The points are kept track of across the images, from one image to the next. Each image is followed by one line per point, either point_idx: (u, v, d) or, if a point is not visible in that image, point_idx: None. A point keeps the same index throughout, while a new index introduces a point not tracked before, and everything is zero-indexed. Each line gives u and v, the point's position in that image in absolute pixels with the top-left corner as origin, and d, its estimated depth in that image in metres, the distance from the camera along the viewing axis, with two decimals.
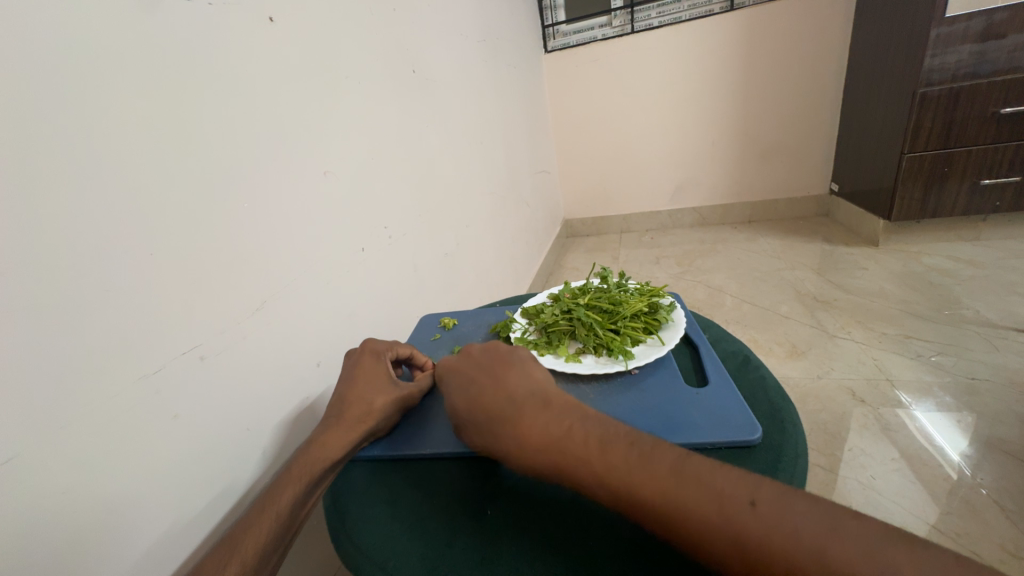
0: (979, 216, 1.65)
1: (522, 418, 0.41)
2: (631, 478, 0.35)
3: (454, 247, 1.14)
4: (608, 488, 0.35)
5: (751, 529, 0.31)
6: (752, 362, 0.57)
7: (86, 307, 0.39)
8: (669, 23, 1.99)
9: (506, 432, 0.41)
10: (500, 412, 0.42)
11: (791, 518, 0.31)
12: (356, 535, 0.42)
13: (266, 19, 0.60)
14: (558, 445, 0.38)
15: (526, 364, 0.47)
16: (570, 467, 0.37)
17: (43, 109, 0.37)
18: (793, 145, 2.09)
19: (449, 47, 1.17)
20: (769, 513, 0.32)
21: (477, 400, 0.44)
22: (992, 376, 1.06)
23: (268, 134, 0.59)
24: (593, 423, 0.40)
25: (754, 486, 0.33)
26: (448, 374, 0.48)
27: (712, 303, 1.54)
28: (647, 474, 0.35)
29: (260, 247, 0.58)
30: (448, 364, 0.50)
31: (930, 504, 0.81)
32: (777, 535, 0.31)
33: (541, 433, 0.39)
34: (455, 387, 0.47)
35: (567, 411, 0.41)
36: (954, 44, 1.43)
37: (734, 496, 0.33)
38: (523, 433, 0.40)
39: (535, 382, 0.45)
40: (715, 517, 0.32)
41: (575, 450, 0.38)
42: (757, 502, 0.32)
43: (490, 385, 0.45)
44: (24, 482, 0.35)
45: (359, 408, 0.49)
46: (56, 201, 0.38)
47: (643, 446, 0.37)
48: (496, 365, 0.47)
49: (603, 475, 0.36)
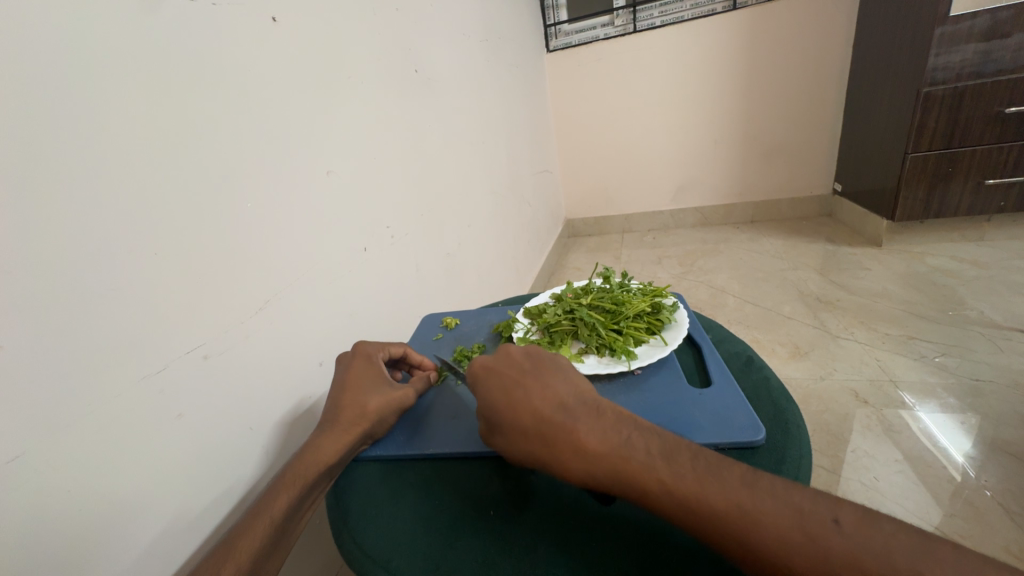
0: (983, 217, 1.64)
1: (580, 425, 0.40)
2: (704, 488, 0.34)
3: (456, 247, 1.14)
4: (678, 499, 0.35)
5: (837, 546, 0.31)
6: (755, 362, 0.57)
7: (89, 307, 0.40)
8: (672, 22, 1.99)
9: (562, 438, 0.40)
10: (553, 417, 0.41)
11: (874, 534, 0.31)
12: (358, 534, 0.42)
13: (270, 18, 0.60)
14: (620, 453, 0.38)
15: (570, 372, 0.47)
16: (635, 476, 0.36)
17: (46, 109, 0.37)
18: (795, 145, 2.08)
19: (451, 46, 1.17)
20: (852, 529, 0.31)
21: (527, 405, 0.42)
22: (997, 377, 1.05)
23: (271, 133, 0.59)
24: (650, 433, 0.39)
25: (830, 503, 0.33)
26: (486, 376, 0.46)
27: (714, 304, 1.54)
28: (720, 486, 0.34)
29: (263, 247, 0.58)
30: (485, 364, 0.47)
31: (934, 506, 0.81)
32: (864, 552, 0.30)
33: (601, 442, 0.39)
34: (498, 391, 0.45)
35: (621, 421, 0.41)
36: (959, 44, 1.42)
37: (814, 513, 0.32)
38: (584, 441, 0.39)
39: (582, 390, 0.44)
40: (799, 533, 0.32)
41: (639, 460, 0.37)
42: (837, 518, 0.32)
43: (540, 391, 0.43)
44: (29, 482, 0.35)
45: (353, 411, 0.49)
46: (61, 201, 0.38)
47: (706, 457, 0.37)
48: (541, 371, 0.46)
49: (671, 487, 0.35)
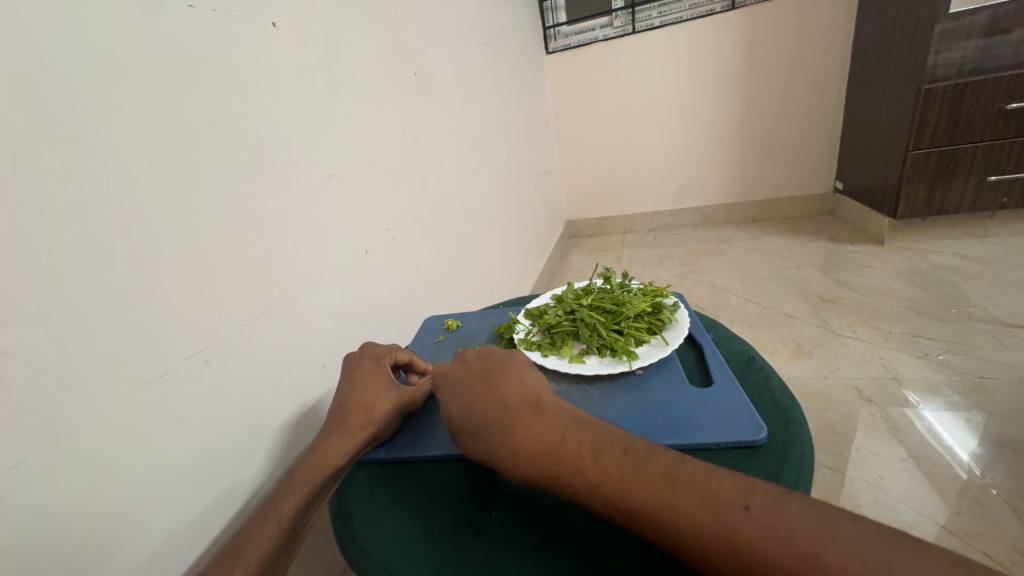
0: (986, 213, 1.63)
1: (516, 425, 0.41)
2: (626, 484, 0.34)
3: (457, 249, 1.14)
4: (603, 496, 0.35)
5: (746, 537, 0.30)
6: (757, 361, 0.57)
7: (93, 312, 0.40)
8: (671, 22, 1.99)
9: (500, 439, 0.40)
10: (494, 418, 0.42)
11: (783, 521, 0.31)
12: (361, 537, 0.42)
13: (269, 25, 0.60)
14: (551, 453, 0.38)
15: (519, 370, 0.47)
16: (562, 474, 0.37)
17: (48, 115, 0.37)
18: (796, 143, 2.08)
19: (451, 49, 1.17)
20: (763, 516, 0.31)
21: (471, 407, 0.44)
22: (1002, 375, 1.05)
23: (271, 137, 0.60)
24: (586, 430, 0.39)
25: (749, 491, 0.33)
26: (443, 381, 0.48)
27: (716, 303, 1.54)
28: (642, 481, 0.34)
29: (265, 251, 0.58)
30: (444, 371, 0.49)
31: (939, 504, 0.81)
32: (771, 541, 0.30)
33: (535, 441, 0.39)
34: (450, 395, 0.46)
35: (560, 418, 0.41)
36: (959, 40, 1.42)
37: (729, 502, 0.32)
38: (518, 441, 0.39)
39: (528, 388, 0.44)
40: (711, 525, 0.31)
41: (567, 458, 0.37)
42: (750, 505, 0.32)
43: (484, 393, 0.44)
44: (31, 486, 0.36)
45: (360, 415, 0.49)
46: (62, 207, 0.38)
47: (637, 452, 0.37)
48: (489, 372, 0.46)
49: (597, 484, 0.35)
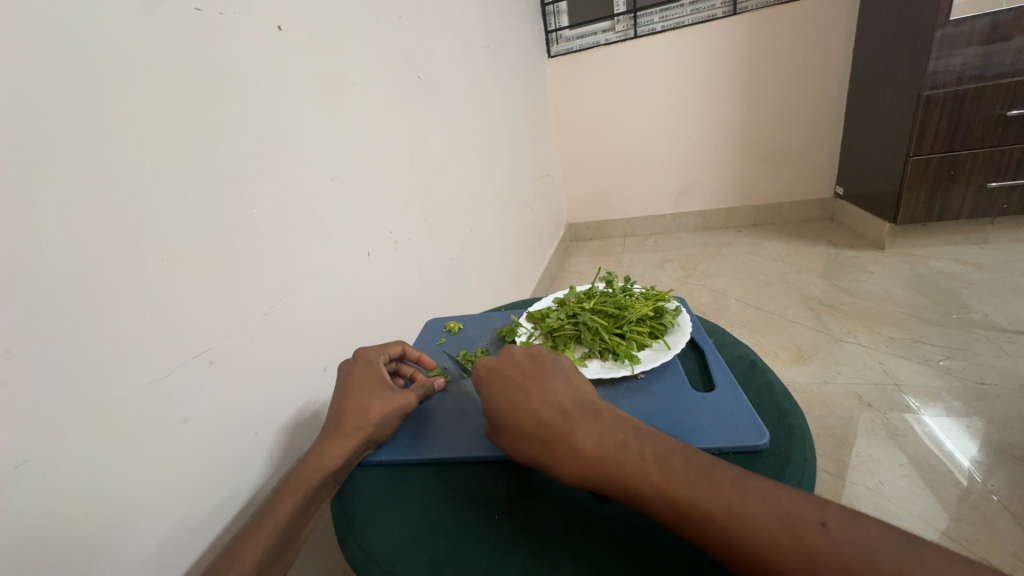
0: (986, 219, 1.64)
1: (576, 428, 0.40)
2: (693, 490, 0.35)
3: (458, 251, 1.14)
4: (669, 502, 0.35)
5: (825, 551, 0.30)
6: (759, 366, 0.57)
7: (95, 312, 0.40)
8: (672, 27, 2.00)
9: (559, 441, 0.40)
10: (551, 419, 0.41)
11: (862, 539, 0.31)
12: (362, 538, 0.42)
13: (274, 27, 0.61)
14: (615, 456, 0.38)
15: (569, 374, 0.47)
16: (627, 478, 0.37)
17: (54, 117, 0.38)
18: (797, 149, 2.09)
19: (453, 52, 1.18)
20: (840, 533, 0.31)
21: (527, 408, 0.43)
22: (1002, 381, 1.05)
23: (276, 139, 0.60)
24: (647, 437, 0.39)
25: (821, 506, 0.33)
26: (489, 378, 0.46)
27: (717, 307, 1.54)
28: (710, 487, 0.34)
29: (267, 252, 0.58)
30: (488, 364, 0.48)
31: (939, 511, 0.81)
32: (852, 556, 0.30)
33: (597, 446, 0.39)
34: (501, 392, 0.45)
35: (618, 424, 0.41)
36: (959, 47, 1.43)
37: (802, 516, 0.32)
38: (579, 444, 0.39)
39: (582, 394, 0.44)
40: (785, 536, 0.32)
41: (632, 464, 0.37)
42: (826, 522, 0.32)
43: (538, 393, 0.44)
44: (30, 487, 0.35)
45: (356, 417, 0.49)
46: (66, 208, 0.38)
47: (700, 461, 0.37)
48: (542, 373, 0.46)
49: (663, 490, 0.35)
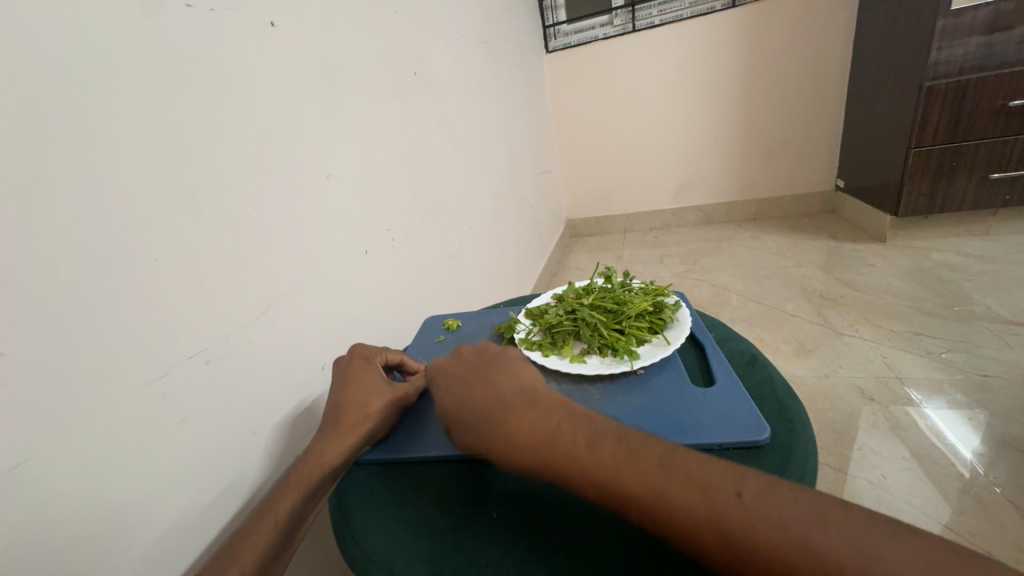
0: (988, 211, 1.62)
1: (511, 417, 0.40)
2: (622, 473, 0.35)
3: (457, 249, 1.14)
4: (599, 484, 0.35)
5: (740, 522, 0.31)
6: (759, 361, 0.57)
7: (92, 313, 0.40)
8: (671, 20, 1.98)
9: (495, 430, 0.40)
10: (490, 411, 0.42)
11: (773, 507, 0.31)
12: (361, 538, 0.42)
13: (269, 24, 0.60)
14: (547, 442, 0.38)
15: (515, 363, 0.46)
16: (558, 463, 0.37)
17: (46, 114, 0.37)
18: (797, 142, 2.07)
19: (450, 48, 1.17)
20: (754, 503, 0.32)
21: (466, 400, 0.43)
22: (1004, 373, 1.04)
23: (270, 136, 0.60)
24: (581, 420, 0.39)
25: (740, 478, 0.33)
26: (438, 376, 0.48)
27: (717, 302, 1.54)
28: (636, 468, 0.35)
29: (264, 251, 0.58)
30: (438, 365, 0.49)
31: (942, 504, 0.80)
32: (763, 525, 0.30)
33: (532, 432, 0.39)
34: (444, 387, 0.46)
35: (554, 409, 0.41)
36: (961, 37, 1.41)
37: (721, 488, 0.33)
38: (513, 431, 0.39)
39: (523, 381, 0.44)
40: (705, 512, 0.32)
41: (563, 448, 0.37)
42: (742, 493, 0.32)
43: (478, 385, 0.44)
44: (27, 489, 0.35)
45: (356, 412, 0.49)
46: (60, 208, 0.38)
47: (630, 442, 0.37)
48: (486, 366, 0.46)
49: (594, 474, 0.35)
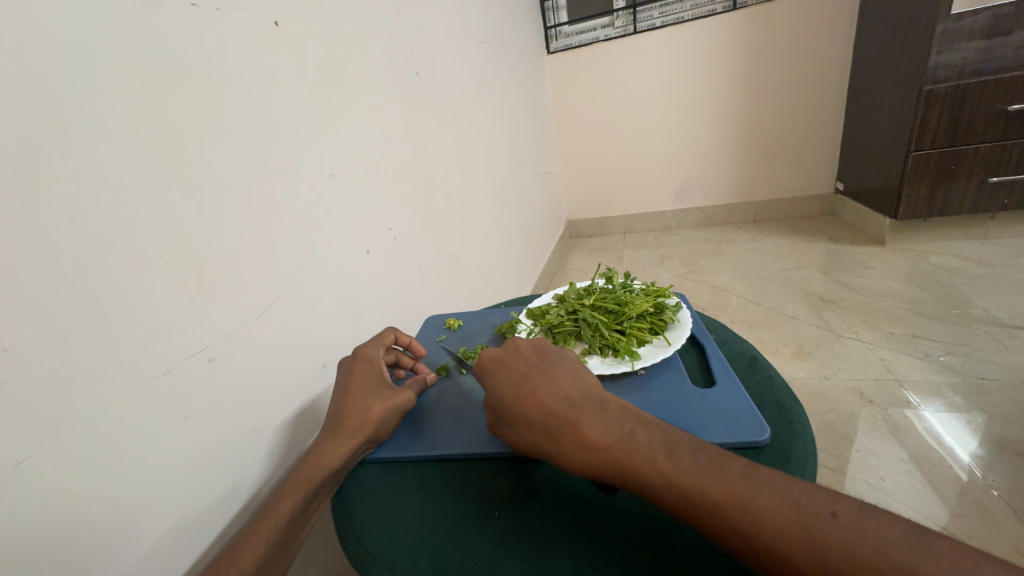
0: (987, 214, 1.63)
1: (583, 419, 0.40)
2: (703, 480, 0.34)
3: (458, 249, 1.14)
4: (676, 491, 0.35)
5: (835, 540, 0.30)
6: (759, 362, 0.57)
7: (96, 310, 0.40)
8: (672, 22, 1.99)
9: (566, 431, 0.40)
10: (559, 410, 0.41)
11: (871, 528, 0.31)
12: (363, 535, 0.42)
13: (272, 23, 0.61)
14: (623, 446, 0.38)
15: (577, 366, 0.46)
16: (635, 467, 0.37)
17: (49, 113, 0.37)
18: (797, 144, 2.08)
19: (452, 49, 1.17)
20: (849, 524, 0.31)
21: (534, 397, 0.43)
22: (1002, 376, 1.05)
23: (272, 135, 0.60)
24: (655, 427, 0.39)
25: (830, 497, 0.33)
26: (494, 368, 0.46)
27: (717, 304, 1.54)
28: (719, 478, 0.34)
29: (267, 249, 0.58)
30: (493, 356, 0.47)
31: (941, 506, 0.81)
32: (861, 544, 0.30)
33: (605, 435, 0.39)
34: (506, 380, 0.45)
35: (626, 415, 0.41)
36: (960, 41, 1.42)
37: (812, 505, 0.32)
38: (586, 432, 0.39)
39: (589, 385, 0.44)
40: (795, 526, 0.31)
41: (639, 453, 0.37)
42: (836, 512, 0.32)
43: (545, 384, 0.44)
44: (29, 487, 0.35)
45: (356, 416, 0.49)
46: (63, 205, 0.38)
47: (708, 452, 0.37)
48: (548, 364, 0.46)
49: (672, 478, 0.35)
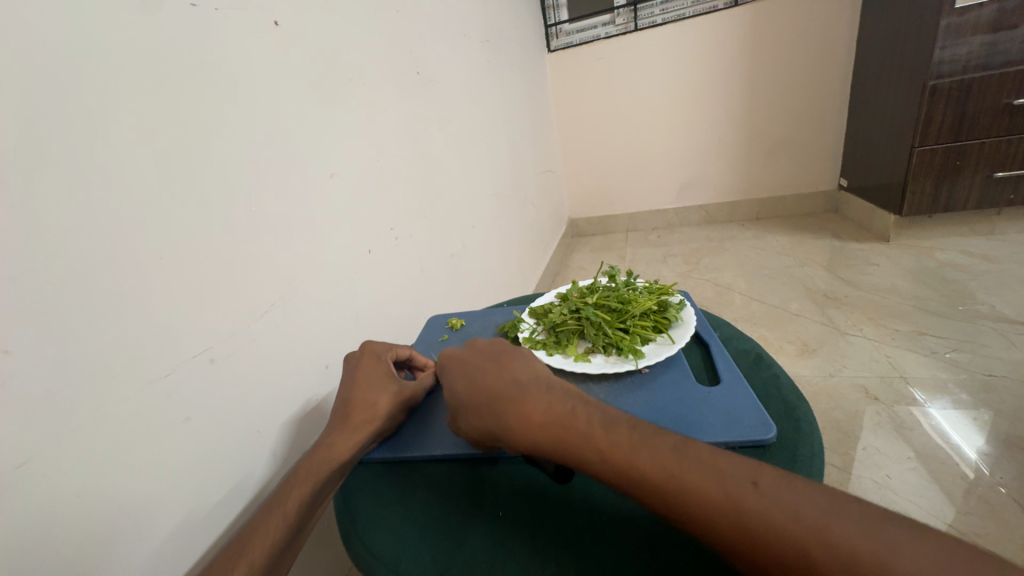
0: (993, 210, 1.62)
1: (526, 398, 0.42)
2: (632, 453, 0.35)
3: (460, 248, 1.14)
4: (609, 464, 0.36)
5: (753, 506, 0.31)
6: (765, 360, 0.56)
7: (96, 312, 0.40)
8: (673, 20, 1.98)
9: (508, 410, 0.42)
10: (503, 392, 0.43)
11: (791, 496, 0.31)
12: (367, 537, 0.42)
13: (272, 23, 0.60)
14: (560, 422, 0.39)
15: (529, 356, 0.48)
16: (570, 442, 0.38)
17: (47, 113, 0.37)
18: (800, 141, 2.07)
19: (453, 48, 1.17)
20: (770, 490, 0.31)
21: (481, 384, 0.45)
22: (1010, 373, 1.04)
23: (270, 134, 0.59)
24: (594, 405, 0.40)
25: (760, 468, 0.33)
26: (450, 365, 0.49)
27: (720, 302, 1.53)
28: (647, 450, 0.35)
29: (269, 248, 0.58)
30: (452, 354, 0.50)
31: (948, 503, 0.80)
32: (777, 511, 0.30)
33: (544, 412, 0.40)
34: (459, 372, 0.48)
35: (569, 395, 0.42)
36: (965, 35, 1.40)
37: (736, 475, 0.33)
38: (527, 410, 0.41)
39: (538, 370, 0.46)
40: (717, 492, 0.32)
41: (575, 428, 0.39)
42: (758, 481, 0.32)
43: (493, 371, 0.46)
44: (28, 490, 0.35)
45: (364, 410, 0.49)
46: (62, 207, 0.38)
47: (646, 428, 0.38)
48: (499, 354, 0.48)
49: (604, 450, 0.36)
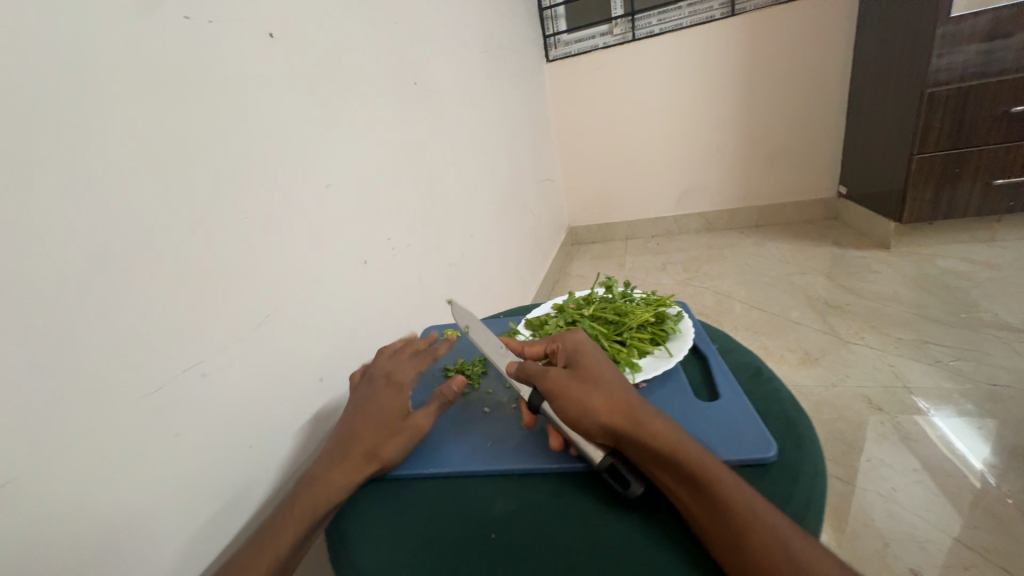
0: (993, 216, 1.61)
1: (663, 418, 0.41)
2: (764, 510, 0.35)
3: (458, 257, 1.13)
4: (741, 509, 0.35)
5: None
6: (764, 373, 0.55)
7: (84, 326, 0.39)
8: (670, 29, 2.00)
9: (651, 423, 0.40)
10: (642, 406, 0.42)
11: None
12: (356, 557, 0.41)
13: (267, 35, 0.61)
14: (699, 454, 0.38)
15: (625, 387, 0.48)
16: (708, 473, 0.37)
17: (37, 127, 0.37)
18: (798, 148, 2.07)
19: (450, 58, 1.18)
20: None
21: (621, 386, 0.43)
22: (1015, 382, 1.02)
23: (264, 146, 0.59)
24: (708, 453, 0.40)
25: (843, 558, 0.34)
26: (585, 354, 0.48)
27: (721, 310, 1.52)
28: (774, 511, 0.36)
29: (263, 261, 0.58)
30: (587, 342, 0.50)
31: (956, 516, 0.78)
32: None
33: (683, 438, 0.39)
34: (598, 365, 0.46)
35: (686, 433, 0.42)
36: (961, 44, 1.41)
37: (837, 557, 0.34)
38: (670, 430, 0.40)
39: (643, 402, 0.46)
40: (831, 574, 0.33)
41: (713, 464, 0.37)
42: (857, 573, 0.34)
43: (627, 381, 0.45)
44: (12, 513, 0.34)
45: (367, 451, 0.46)
46: (49, 221, 0.37)
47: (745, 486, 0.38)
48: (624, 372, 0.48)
49: (741, 494, 0.36)
